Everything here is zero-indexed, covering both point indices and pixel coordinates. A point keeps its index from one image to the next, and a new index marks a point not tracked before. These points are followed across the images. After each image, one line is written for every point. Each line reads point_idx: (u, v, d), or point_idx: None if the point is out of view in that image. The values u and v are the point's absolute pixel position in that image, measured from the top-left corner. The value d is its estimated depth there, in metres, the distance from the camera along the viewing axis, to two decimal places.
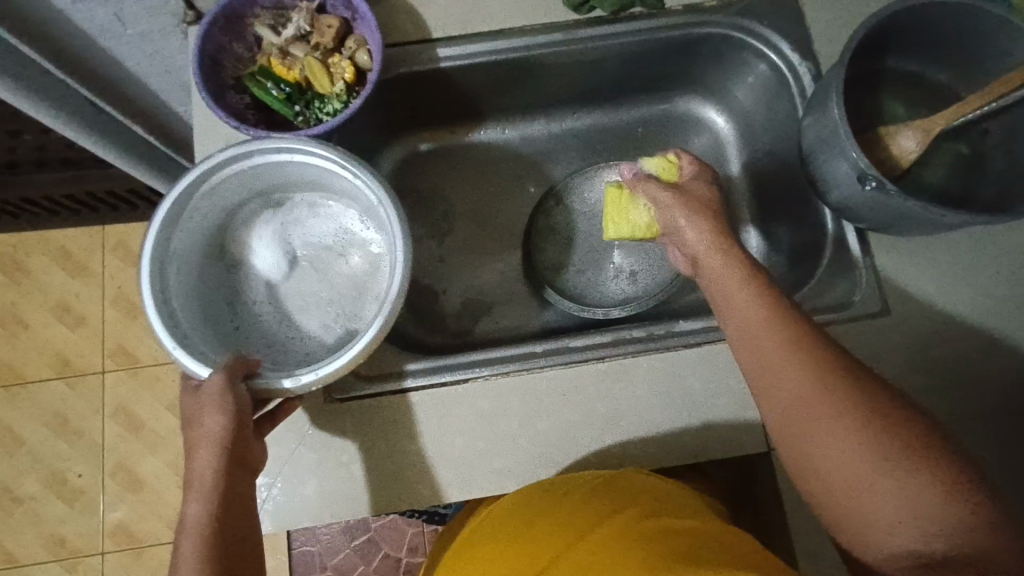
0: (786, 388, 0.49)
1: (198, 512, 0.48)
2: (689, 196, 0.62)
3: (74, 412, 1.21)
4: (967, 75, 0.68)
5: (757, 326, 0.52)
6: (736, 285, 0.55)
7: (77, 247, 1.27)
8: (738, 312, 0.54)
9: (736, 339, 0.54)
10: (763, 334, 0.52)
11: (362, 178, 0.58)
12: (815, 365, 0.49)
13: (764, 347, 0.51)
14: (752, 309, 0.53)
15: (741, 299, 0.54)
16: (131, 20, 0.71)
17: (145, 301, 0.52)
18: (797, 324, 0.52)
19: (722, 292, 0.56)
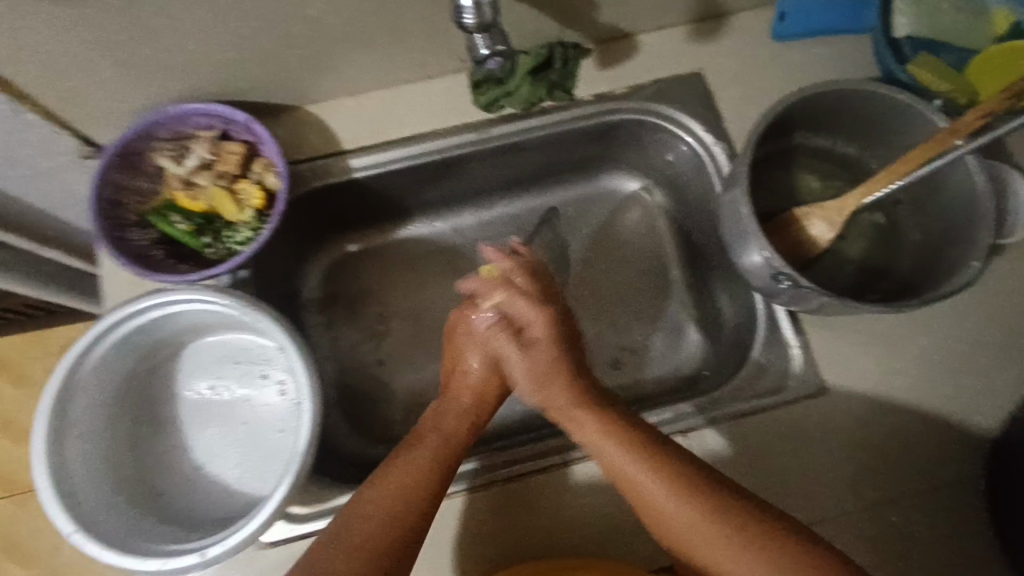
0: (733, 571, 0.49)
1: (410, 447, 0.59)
2: (532, 343, 0.65)
3: (21, 534, 1.13)
4: (874, 146, 0.69)
5: (677, 510, 0.52)
6: (631, 468, 0.54)
7: (16, 356, 1.20)
8: (638, 485, 0.54)
9: (670, 537, 0.52)
10: (678, 514, 0.52)
11: (264, 323, 0.57)
12: (749, 536, 0.49)
13: (684, 525, 0.51)
14: (661, 487, 0.53)
15: (643, 479, 0.54)
16: (25, 161, 0.67)
17: (40, 484, 0.51)
18: (710, 496, 0.52)
19: (629, 486, 0.55)
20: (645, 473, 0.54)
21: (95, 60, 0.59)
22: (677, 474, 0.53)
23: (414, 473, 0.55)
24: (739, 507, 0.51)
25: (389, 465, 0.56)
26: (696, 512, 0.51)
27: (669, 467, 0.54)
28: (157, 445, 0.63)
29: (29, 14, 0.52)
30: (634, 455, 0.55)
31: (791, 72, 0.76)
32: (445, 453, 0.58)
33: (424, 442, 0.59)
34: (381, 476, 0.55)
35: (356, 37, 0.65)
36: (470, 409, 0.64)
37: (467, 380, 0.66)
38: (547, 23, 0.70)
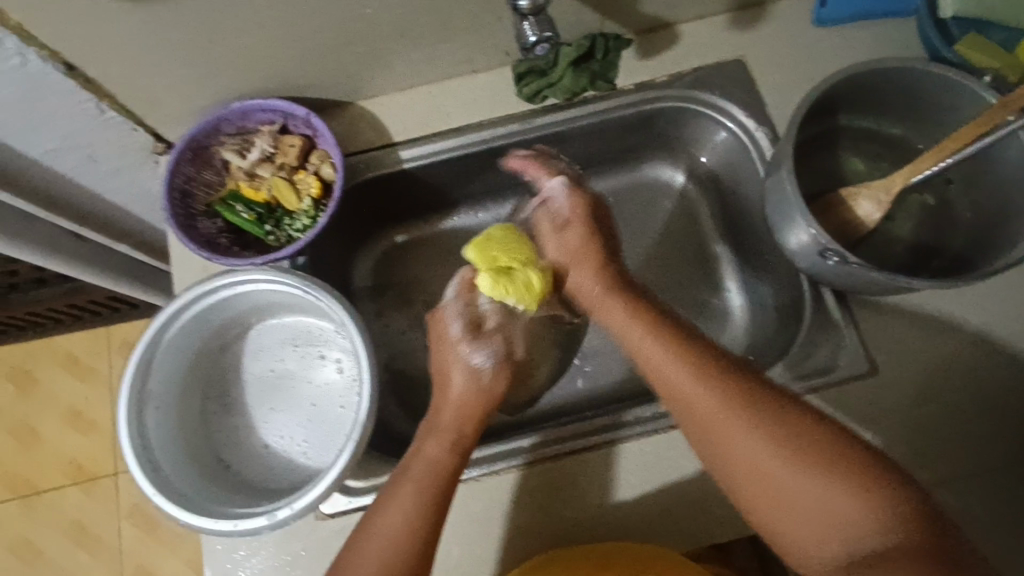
0: (724, 422, 0.52)
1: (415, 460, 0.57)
2: (571, 238, 0.68)
3: (90, 519, 1.19)
4: (922, 126, 0.69)
5: (676, 379, 0.55)
6: (653, 350, 0.57)
7: (83, 350, 1.26)
8: (648, 353, 0.58)
9: (668, 398, 0.56)
10: (698, 394, 0.54)
11: (325, 301, 0.61)
12: (751, 395, 0.52)
13: (705, 402, 0.53)
14: (667, 358, 0.56)
15: (655, 355, 0.57)
16: (105, 159, 0.73)
17: (125, 450, 0.55)
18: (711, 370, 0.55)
19: (652, 367, 0.57)
20: (670, 353, 0.56)
21: (172, 61, 0.63)
22: (688, 351, 0.56)
23: (399, 520, 0.53)
24: (757, 387, 0.53)
25: (376, 513, 0.54)
26: (717, 390, 0.53)
27: (691, 352, 0.56)
28: (225, 420, 0.67)
29: (116, 19, 0.57)
30: (662, 340, 0.58)
31: (834, 57, 0.76)
32: (429, 490, 0.55)
33: (408, 476, 0.56)
34: (368, 532, 0.53)
35: (408, 33, 0.68)
36: (457, 428, 0.59)
37: (451, 391, 0.62)
38: (589, 15, 0.72)
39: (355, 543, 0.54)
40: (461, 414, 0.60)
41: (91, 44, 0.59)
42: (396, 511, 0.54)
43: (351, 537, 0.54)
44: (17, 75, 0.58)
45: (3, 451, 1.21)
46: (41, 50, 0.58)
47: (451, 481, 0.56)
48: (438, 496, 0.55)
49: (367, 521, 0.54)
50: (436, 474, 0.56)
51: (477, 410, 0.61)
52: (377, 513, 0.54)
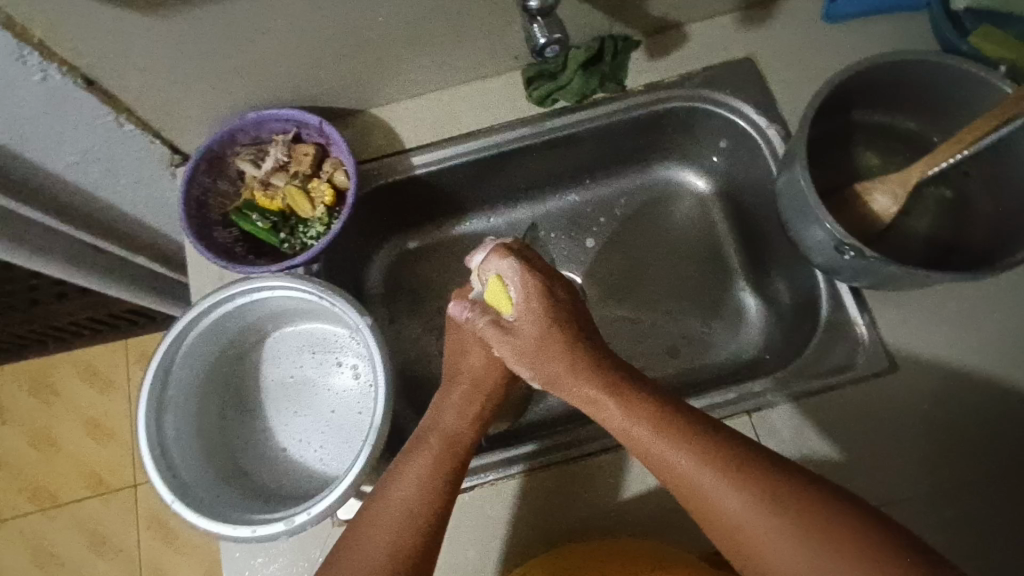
0: (689, 471, 0.50)
1: (441, 423, 0.60)
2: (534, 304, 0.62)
3: (110, 529, 1.20)
4: (939, 118, 0.68)
5: (638, 433, 0.53)
6: (655, 442, 0.52)
7: (102, 362, 1.28)
8: (608, 408, 0.56)
9: (641, 456, 0.53)
10: (716, 492, 0.48)
11: (340, 305, 0.62)
12: (707, 444, 0.50)
13: (725, 503, 0.48)
14: (625, 409, 0.54)
15: (615, 410, 0.55)
16: (123, 171, 0.74)
17: (144, 457, 0.56)
18: (673, 423, 0.52)
19: (658, 461, 0.52)
20: (675, 446, 0.51)
21: (188, 74, 0.64)
22: (644, 403, 0.54)
23: (422, 477, 0.55)
24: (761, 467, 0.48)
25: (397, 472, 0.55)
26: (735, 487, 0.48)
27: (700, 442, 0.50)
28: (243, 425, 0.67)
29: (134, 33, 0.58)
30: (662, 431, 0.52)
31: (845, 52, 0.75)
32: (449, 453, 0.57)
33: (427, 442, 0.58)
34: (388, 495, 0.54)
35: (418, 40, 0.69)
36: (472, 403, 0.62)
37: (469, 369, 0.64)
38: (598, 18, 0.72)
39: (375, 503, 0.54)
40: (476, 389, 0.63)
41: (110, 58, 0.60)
42: (418, 468, 0.55)
43: (367, 500, 0.55)
44: (40, 90, 0.60)
45: (25, 463, 1.23)
46: (62, 66, 0.60)
47: (467, 448, 0.59)
48: (455, 460, 0.57)
49: (383, 485, 0.55)
50: (453, 445, 0.58)
51: (493, 388, 0.64)
52: (397, 473, 0.55)
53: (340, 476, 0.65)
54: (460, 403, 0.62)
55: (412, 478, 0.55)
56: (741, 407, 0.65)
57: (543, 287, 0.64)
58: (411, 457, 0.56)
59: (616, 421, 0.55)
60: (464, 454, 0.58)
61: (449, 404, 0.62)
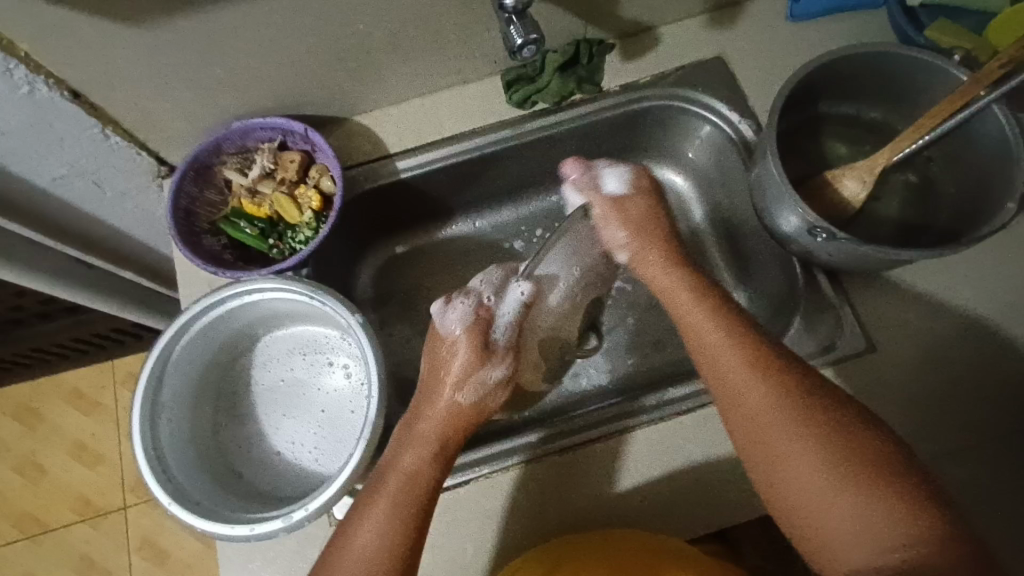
0: (755, 388, 0.55)
1: (403, 461, 0.58)
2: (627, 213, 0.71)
3: (100, 553, 1.19)
4: (901, 108, 0.71)
5: (713, 342, 0.59)
6: (707, 330, 0.60)
7: (89, 385, 1.27)
8: (687, 322, 0.62)
9: (708, 364, 0.59)
10: (761, 391, 0.55)
11: (330, 305, 0.63)
12: (781, 373, 0.55)
13: (764, 399, 0.54)
14: (705, 320, 0.61)
15: (697, 321, 0.61)
16: (109, 184, 0.75)
17: (140, 461, 0.57)
18: (758, 344, 0.58)
19: (711, 355, 0.59)
20: (716, 330, 0.59)
21: (175, 84, 0.66)
22: (728, 317, 0.60)
23: (382, 524, 0.54)
24: (822, 403, 0.53)
25: (359, 514, 0.55)
26: (776, 393, 0.54)
27: (773, 369, 0.56)
28: (237, 430, 0.68)
29: (120, 45, 0.59)
30: (728, 328, 0.59)
31: (810, 49, 0.78)
32: (410, 498, 0.56)
33: (389, 483, 0.56)
34: (350, 540, 0.54)
35: (400, 47, 0.71)
36: (437, 443, 0.59)
37: (435, 412, 0.62)
38: (574, 22, 0.75)
39: (338, 544, 0.54)
40: (439, 431, 0.61)
41: (96, 70, 0.61)
42: (379, 514, 0.55)
43: (336, 537, 0.55)
44: (26, 103, 0.61)
45: (11, 489, 1.21)
46: (49, 79, 0.61)
47: (430, 488, 0.57)
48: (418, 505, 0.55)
49: (345, 529, 0.55)
50: (415, 483, 0.57)
51: (454, 432, 0.61)
52: (361, 516, 0.55)
53: (335, 475, 0.66)
54: (424, 440, 0.60)
55: (372, 525, 0.54)
56: None
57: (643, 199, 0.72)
58: (371, 505, 0.55)
59: (682, 312, 0.63)
60: (428, 498, 0.56)
61: (413, 442, 0.59)
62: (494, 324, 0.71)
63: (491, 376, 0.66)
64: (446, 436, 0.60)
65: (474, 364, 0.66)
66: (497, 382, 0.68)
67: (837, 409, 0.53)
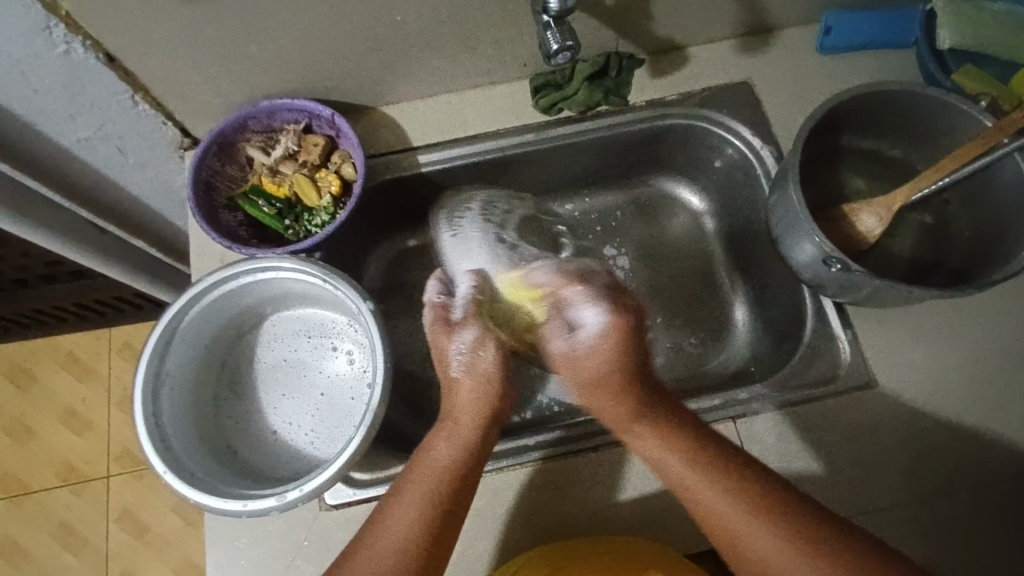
0: (771, 551, 0.50)
1: (441, 447, 0.57)
2: (586, 369, 0.58)
3: (80, 521, 1.18)
4: (923, 148, 0.72)
5: (708, 502, 0.53)
6: (698, 486, 0.53)
7: (84, 351, 1.27)
8: (676, 479, 0.55)
9: (710, 525, 0.52)
10: (771, 544, 0.50)
11: (343, 290, 0.63)
12: (789, 523, 0.50)
13: (774, 557, 0.50)
14: (690, 474, 0.54)
15: (687, 479, 0.54)
16: (132, 151, 0.75)
17: (139, 428, 0.57)
18: (749, 492, 0.52)
19: (703, 508, 0.53)
20: (703, 481, 0.53)
21: (209, 58, 0.66)
22: (709, 461, 0.54)
23: (408, 513, 0.53)
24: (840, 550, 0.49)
25: (389, 500, 0.55)
26: (787, 544, 0.50)
27: (775, 519, 0.51)
28: (237, 406, 0.68)
29: (160, 14, 0.59)
30: (705, 471, 0.53)
31: (838, 82, 0.79)
32: (433, 490, 0.54)
33: (420, 465, 0.56)
34: (385, 516, 0.54)
35: (433, 43, 0.71)
36: (457, 427, 0.58)
37: (460, 394, 0.59)
38: (608, 34, 0.75)
39: (367, 535, 0.53)
40: (463, 414, 0.59)
41: (133, 37, 0.61)
42: (402, 504, 0.54)
43: (365, 526, 0.54)
44: (60, 62, 0.61)
45: None
46: (86, 40, 0.61)
47: (463, 478, 0.56)
48: (449, 496, 0.54)
49: (382, 505, 0.55)
50: (449, 472, 0.55)
51: (481, 410, 0.59)
52: (390, 505, 0.54)
53: (331, 459, 0.66)
54: (458, 426, 0.58)
55: (407, 510, 0.53)
56: (725, 412, 0.68)
57: (605, 349, 0.57)
58: (405, 489, 0.55)
59: (666, 469, 0.55)
60: (459, 484, 0.55)
61: (443, 431, 0.58)
62: (450, 307, 0.65)
63: (466, 339, 0.61)
64: (482, 425, 0.59)
65: (447, 339, 0.62)
66: (478, 343, 0.61)
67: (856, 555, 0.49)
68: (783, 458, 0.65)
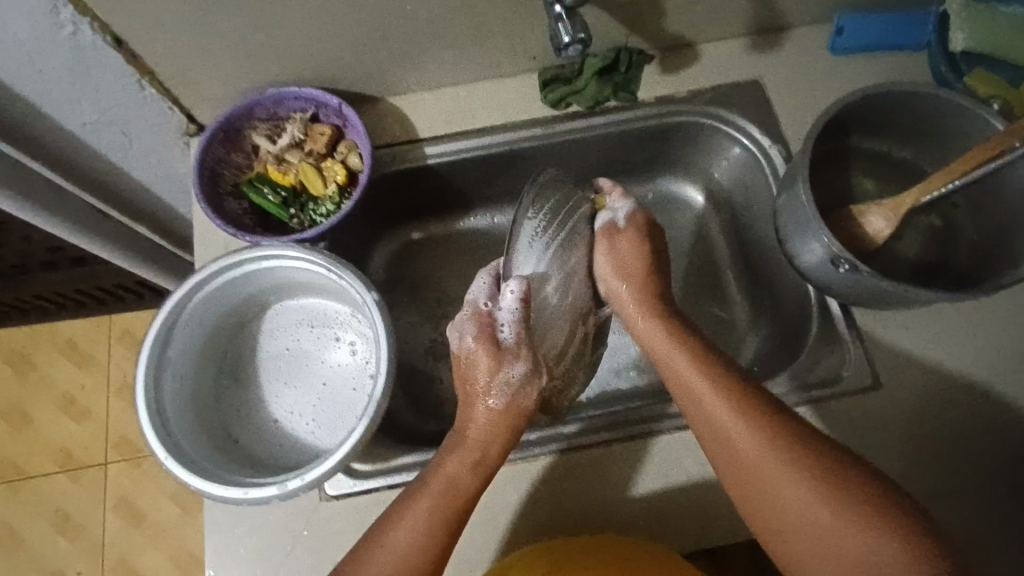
0: (753, 453, 0.54)
1: (451, 462, 0.58)
2: (620, 275, 0.68)
3: (76, 507, 1.18)
4: (932, 150, 0.71)
5: (703, 399, 0.58)
6: (697, 385, 0.58)
7: (83, 337, 1.26)
8: (676, 379, 0.60)
9: (704, 424, 0.57)
10: (747, 436, 0.54)
11: (348, 280, 0.62)
12: (777, 432, 0.54)
13: (753, 447, 0.54)
14: (692, 374, 0.59)
15: (689, 381, 0.59)
16: (137, 136, 0.75)
17: (141, 414, 0.56)
18: (749, 400, 0.56)
19: (694, 403, 0.58)
20: (703, 381, 0.58)
21: (217, 43, 0.65)
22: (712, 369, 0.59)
23: (419, 530, 0.54)
24: (830, 465, 0.52)
25: (394, 512, 0.56)
26: (764, 438, 0.54)
27: (763, 427, 0.54)
28: (238, 394, 0.68)
29: None
30: (700, 369, 0.59)
31: (848, 83, 0.79)
32: (447, 510, 0.55)
33: (428, 480, 0.57)
34: (389, 528, 0.55)
35: (442, 34, 0.71)
36: (481, 454, 0.59)
37: (479, 416, 0.61)
38: (618, 29, 0.75)
39: (369, 543, 0.55)
40: (485, 439, 0.60)
41: (141, 20, 0.61)
42: (414, 520, 0.55)
43: (368, 535, 0.55)
44: (67, 45, 0.61)
45: None
46: (94, 23, 0.60)
47: (469, 497, 0.57)
48: (453, 514, 0.55)
49: (387, 516, 0.56)
50: (455, 490, 0.57)
51: (505, 439, 0.60)
52: (395, 515, 0.55)
53: (332, 450, 0.65)
54: (468, 444, 0.59)
55: (411, 524, 0.54)
56: None
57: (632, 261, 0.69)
58: (412, 502, 0.56)
59: (672, 368, 0.61)
60: (464, 503, 0.56)
61: (456, 449, 0.59)
62: (494, 317, 0.64)
63: (513, 374, 0.61)
64: (491, 446, 0.60)
65: (491, 367, 0.62)
66: (525, 378, 0.62)
67: (848, 477, 0.51)
68: None
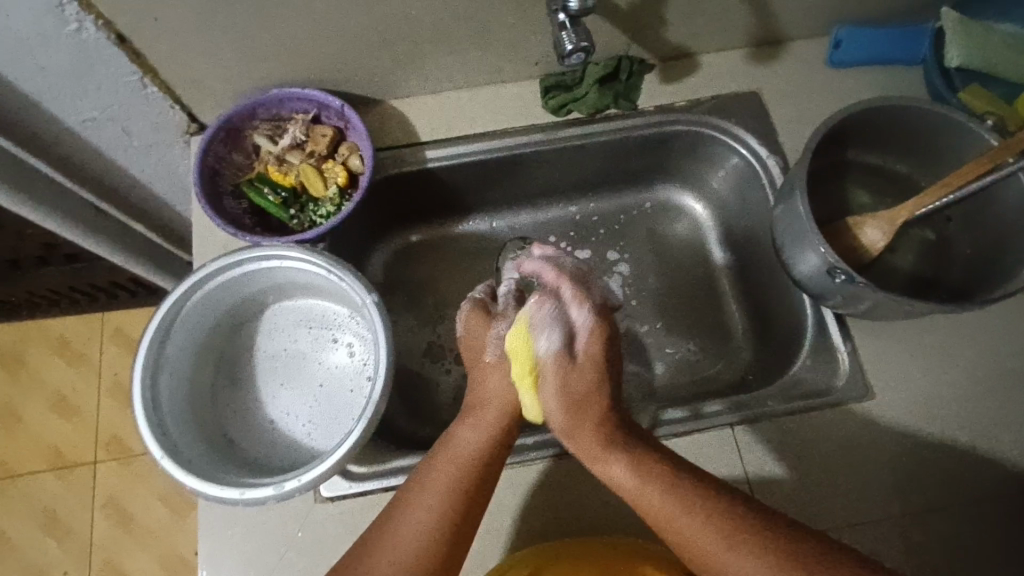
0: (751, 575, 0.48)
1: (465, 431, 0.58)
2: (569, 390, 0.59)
3: (64, 507, 1.16)
4: (926, 164, 0.72)
5: (676, 528, 0.51)
6: (668, 512, 0.52)
7: (76, 335, 1.25)
8: (645, 509, 0.53)
9: (687, 550, 0.51)
10: (706, 536, 0.50)
11: (348, 282, 0.62)
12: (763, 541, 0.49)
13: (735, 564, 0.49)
14: (661, 501, 0.53)
15: (654, 504, 0.53)
16: (137, 134, 0.75)
17: (137, 412, 0.56)
18: (723, 515, 0.51)
19: (672, 531, 0.52)
20: (667, 506, 0.52)
21: (221, 44, 0.66)
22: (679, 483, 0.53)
23: (435, 496, 0.54)
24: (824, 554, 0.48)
25: (409, 490, 0.55)
26: (754, 552, 0.49)
27: (752, 539, 0.49)
28: (236, 394, 0.68)
29: None
30: (684, 504, 0.52)
31: (846, 96, 0.80)
32: (465, 475, 0.55)
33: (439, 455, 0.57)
34: (402, 507, 0.54)
35: (446, 38, 0.71)
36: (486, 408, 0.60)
37: (484, 373, 0.64)
38: (620, 37, 0.76)
39: (384, 524, 0.54)
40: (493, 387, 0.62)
41: (147, 20, 0.61)
42: (428, 489, 0.54)
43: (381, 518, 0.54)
44: (71, 42, 0.60)
45: None
46: (99, 20, 0.60)
47: (488, 461, 0.57)
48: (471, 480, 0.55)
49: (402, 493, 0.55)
50: (473, 455, 0.56)
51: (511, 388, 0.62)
52: (409, 493, 0.55)
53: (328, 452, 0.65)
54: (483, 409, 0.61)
55: (425, 499, 0.54)
56: (722, 420, 0.68)
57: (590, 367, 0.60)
58: (421, 480, 0.55)
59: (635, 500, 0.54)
60: (482, 468, 0.56)
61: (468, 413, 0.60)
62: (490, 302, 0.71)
63: (502, 331, 0.66)
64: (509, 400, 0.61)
65: (485, 330, 0.67)
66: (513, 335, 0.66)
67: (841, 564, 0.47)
68: (779, 466, 0.66)
